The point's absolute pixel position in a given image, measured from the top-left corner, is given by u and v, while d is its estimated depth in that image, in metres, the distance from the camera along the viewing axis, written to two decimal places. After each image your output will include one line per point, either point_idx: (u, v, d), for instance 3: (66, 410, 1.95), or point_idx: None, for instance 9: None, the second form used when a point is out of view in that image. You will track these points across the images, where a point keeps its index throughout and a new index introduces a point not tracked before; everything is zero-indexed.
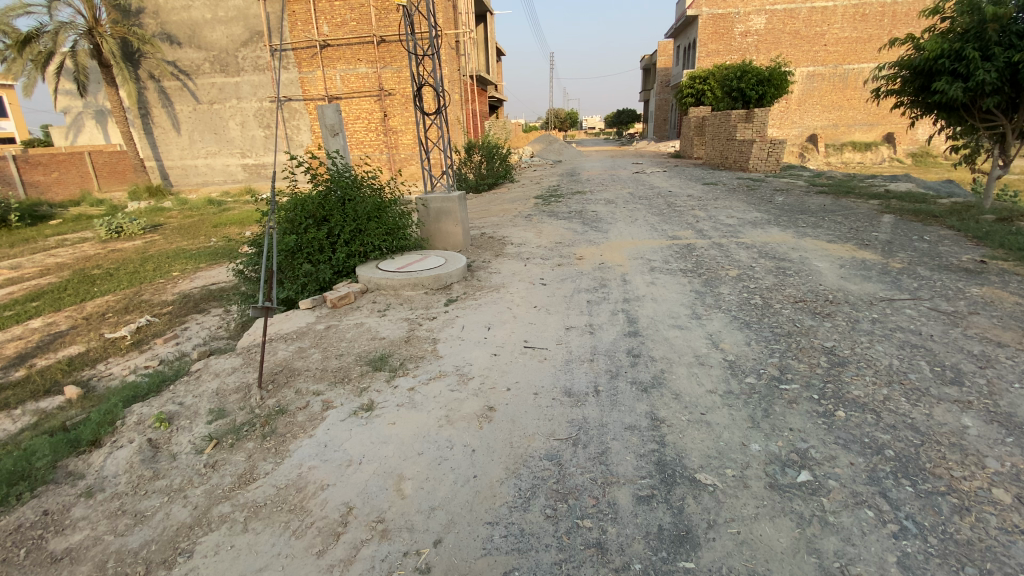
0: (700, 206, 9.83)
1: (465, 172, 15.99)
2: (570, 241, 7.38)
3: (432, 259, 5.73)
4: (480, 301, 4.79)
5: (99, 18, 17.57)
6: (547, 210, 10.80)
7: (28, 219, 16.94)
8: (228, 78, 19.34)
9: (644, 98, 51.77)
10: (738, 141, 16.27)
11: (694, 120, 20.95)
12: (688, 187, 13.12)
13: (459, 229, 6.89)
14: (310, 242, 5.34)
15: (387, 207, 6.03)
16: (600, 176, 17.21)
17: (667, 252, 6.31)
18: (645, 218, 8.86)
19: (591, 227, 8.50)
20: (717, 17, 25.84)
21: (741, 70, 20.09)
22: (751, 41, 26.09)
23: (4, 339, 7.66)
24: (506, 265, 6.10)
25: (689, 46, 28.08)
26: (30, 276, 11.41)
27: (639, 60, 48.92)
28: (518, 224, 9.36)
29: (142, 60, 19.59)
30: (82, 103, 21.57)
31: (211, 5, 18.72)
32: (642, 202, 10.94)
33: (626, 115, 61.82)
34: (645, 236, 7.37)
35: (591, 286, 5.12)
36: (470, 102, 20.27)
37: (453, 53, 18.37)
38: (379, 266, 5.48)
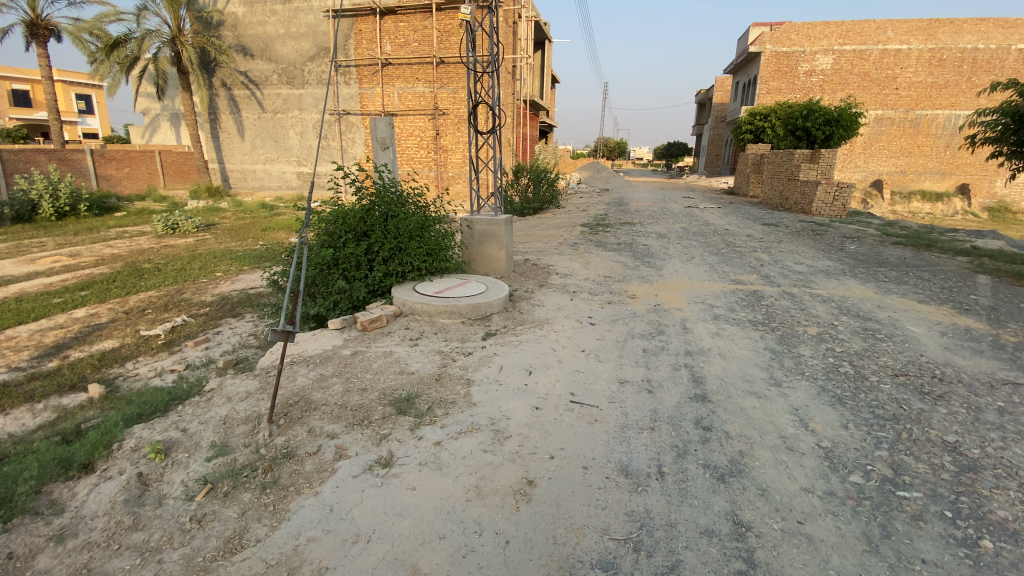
0: (761, 249, 9.14)
1: (512, 194, 15.75)
2: (621, 275, 6.86)
3: (472, 285, 5.31)
4: (523, 338, 4.32)
5: (183, 29, 18.70)
6: (595, 239, 10.32)
7: (96, 210, 17.77)
8: (293, 90, 20.01)
9: (698, 131, 51.01)
10: (800, 182, 15.41)
11: (752, 157, 20.17)
12: (746, 226, 12.37)
13: (503, 254, 6.50)
14: (347, 257, 5.05)
15: (432, 226, 5.67)
16: (650, 207, 16.64)
17: (731, 298, 5.70)
18: (703, 257, 8.26)
19: (642, 262, 7.96)
20: (781, 54, 24.98)
21: (807, 109, 19.15)
22: (816, 81, 25.08)
23: (47, 326, 7.71)
24: (551, 298, 5.63)
25: (749, 83, 27.38)
26: (86, 265, 11.78)
27: (695, 94, 48.35)
28: (564, 253, 8.91)
29: (217, 69, 20.59)
30: (160, 106, 22.98)
31: (285, 21, 19.53)
32: (696, 238, 10.31)
33: (677, 148, 60.95)
34: (704, 278, 6.78)
35: (647, 331, 4.59)
36: (521, 125, 20.19)
37: (510, 77, 18.35)
38: (416, 288, 5.11)
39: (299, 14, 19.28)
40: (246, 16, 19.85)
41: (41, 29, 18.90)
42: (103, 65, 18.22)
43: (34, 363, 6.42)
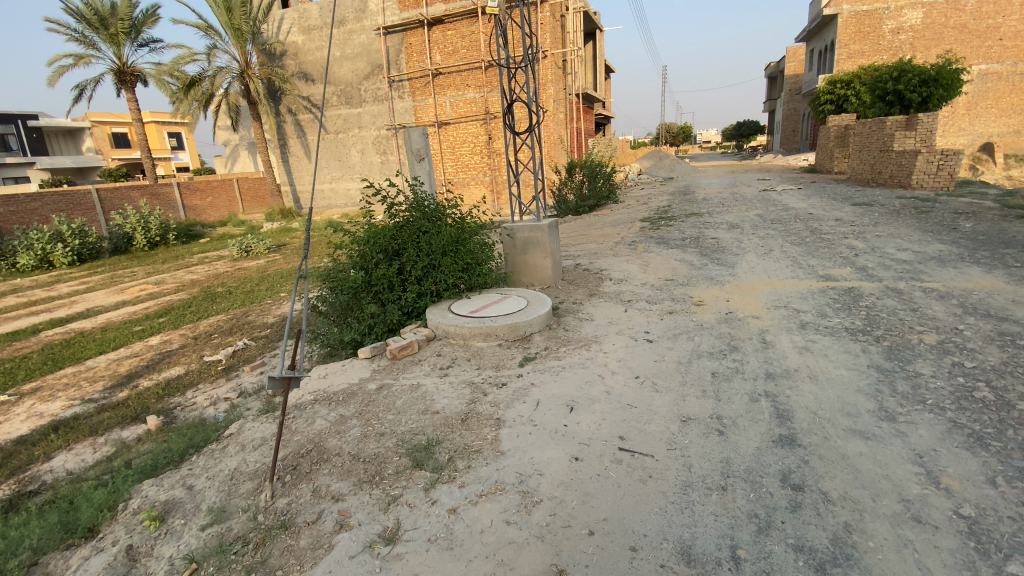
0: (852, 234, 7.95)
1: (566, 194, 15.22)
2: (685, 278, 6.11)
3: (510, 301, 4.84)
4: (569, 362, 3.77)
5: (250, 62, 19.72)
6: (656, 236, 9.51)
7: (183, 238, 19.25)
8: (352, 109, 20.61)
9: (769, 108, 47.60)
10: (895, 153, 13.58)
11: (834, 129, 18.20)
12: (833, 208, 10.95)
13: (548, 262, 6.03)
14: (379, 278, 4.75)
15: (468, 239, 5.25)
16: (719, 194, 15.40)
17: (820, 300, 4.83)
18: (783, 249, 7.29)
19: (711, 259, 7.11)
20: (862, 13, 22.41)
21: (898, 69, 16.90)
22: (905, 38, 22.19)
23: (124, 355, 8.18)
24: (602, 309, 5.06)
25: (826, 49, 24.89)
26: (168, 291, 12.65)
27: (764, 68, 45.10)
28: (620, 253, 8.21)
29: (282, 97, 21.68)
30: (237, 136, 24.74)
31: (341, 44, 20.10)
32: (774, 227, 9.21)
33: (747, 127, 56.95)
34: (785, 275, 5.90)
35: (716, 348, 3.90)
36: (574, 121, 19.48)
37: (559, 73, 17.78)
38: (451, 307, 4.71)
39: (353, 35, 19.74)
40: (305, 44, 20.68)
41: (128, 75, 20.80)
42: (183, 103, 19.61)
43: (108, 394, 6.75)
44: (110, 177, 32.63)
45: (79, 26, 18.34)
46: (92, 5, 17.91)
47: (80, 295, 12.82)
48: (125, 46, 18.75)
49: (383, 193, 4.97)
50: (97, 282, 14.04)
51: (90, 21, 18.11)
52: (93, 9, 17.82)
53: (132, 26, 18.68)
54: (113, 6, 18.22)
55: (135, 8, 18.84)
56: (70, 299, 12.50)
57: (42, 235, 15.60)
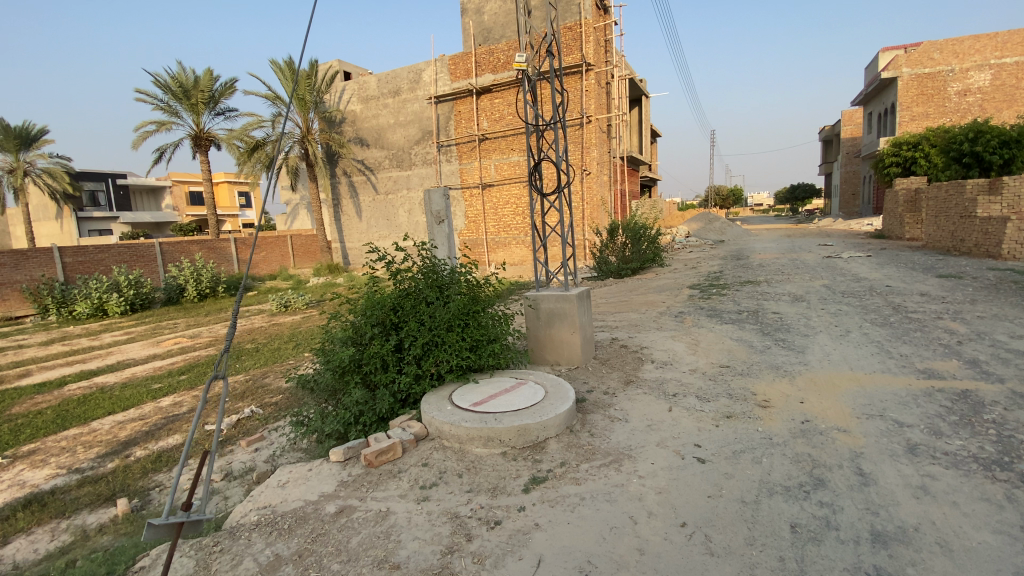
0: (947, 314, 6.68)
1: (607, 256, 14.49)
2: (744, 364, 5.08)
3: (524, 392, 3.96)
4: (589, 490, 2.85)
5: (311, 128, 20.84)
6: (708, 306, 8.50)
7: (232, 291, 19.72)
8: (402, 171, 21.12)
9: (825, 171, 46.07)
10: (978, 219, 12.12)
11: (902, 193, 16.86)
12: (915, 280, 9.61)
13: (578, 338, 5.19)
14: (371, 358, 4.03)
15: (482, 310, 4.48)
16: (777, 260, 14.23)
17: (928, 408, 3.70)
18: (865, 331, 6.12)
19: (774, 340, 6.04)
20: (923, 76, 21.36)
21: (974, 130, 15.48)
22: (973, 100, 20.88)
23: (131, 417, 7.75)
24: (640, 405, 4.11)
25: (886, 112, 23.81)
26: (198, 346, 12.51)
27: (818, 131, 44.16)
28: (665, 326, 7.26)
29: (339, 160, 22.62)
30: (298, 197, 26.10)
31: (395, 112, 20.89)
32: (846, 301, 8.00)
33: (801, 190, 55.17)
34: (873, 367, 4.77)
35: (792, 479, 2.88)
36: (618, 183, 19.05)
37: (604, 136, 17.57)
38: (453, 395, 3.90)
39: (406, 104, 20.51)
40: (363, 112, 21.63)
41: (203, 140, 22.45)
42: (247, 164, 20.68)
43: (95, 464, 6.19)
44: (181, 232, 34.96)
45: (167, 97, 20.02)
46: (178, 78, 19.62)
47: (118, 347, 12.90)
48: (203, 115, 20.26)
49: (384, 256, 4.34)
50: (139, 334, 14.19)
51: (175, 92, 19.76)
52: (179, 82, 19.50)
53: (211, 96, 20.26)
54: (196, 79, 19.88)
55: (216, 81, 20.52)
56: (107, 351, 12.58)
57: (100, 285, 16.23)
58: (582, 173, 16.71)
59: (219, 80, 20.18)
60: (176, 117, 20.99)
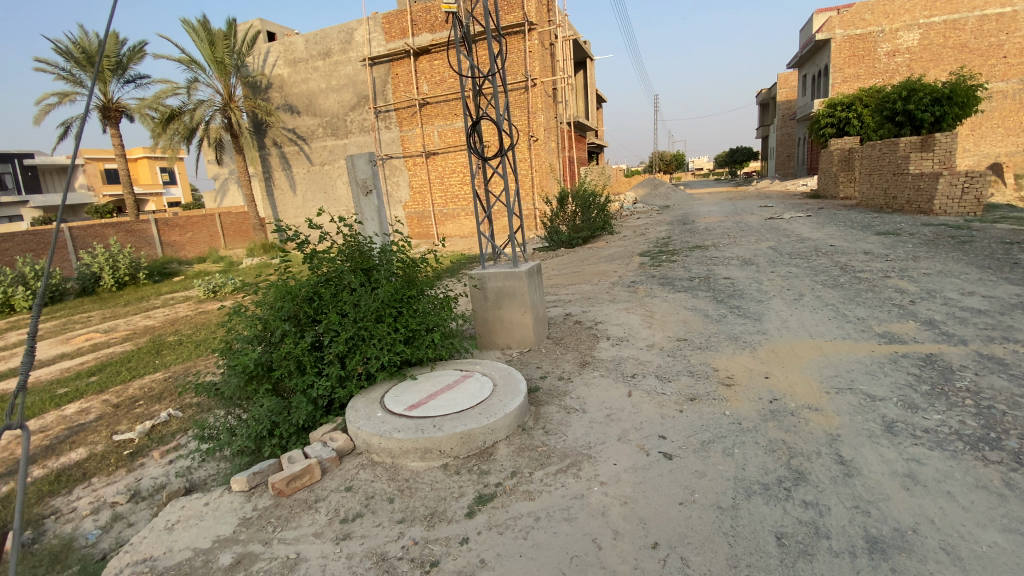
0: (893, 273, 6.71)
1: (558, 225, 14.05)
2: (703, 337, 4.79)
3: (469, 386, 3.43)
4: (545, 507, 2.42)
5: (234, 95, 18.86)
6: (660, 274, 8.23)
7: (156, 276, 17.78)
8: (338, 141, 19.61)
9: (762, 134, 47.38)
10: (911, 177, 12.49)
11: (838, 153, 17.30)
12: (856, 238, 9.79)
13: (529, 318, 4.73)
14: (284, 359, 3.41)
15: (417, 294, 3.89)
16: (722, 223, 14.30)
17: (896, 379, 3.52)
18: (819, 294, 6.01)
19: (731, 308, 5.80)
20: (855, 38, 21.87)
21: (907, 89, 15.97)
22: (901, 60, 21.52)
23: (20, 431, 6.57)
24: (598, 391, 3.71)
25: (820, 74, 24.36)
26: (112, 342, 10.92)
27: (756, 94, 45.12)
28: (619, 298, 6.93)
29: (267, 130, 20.75)
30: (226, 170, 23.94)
31: (327, 75, 19.20)
32: (796, 263, 7.97)
33: (740, 153, 56.67)
34: (834, 333, 4.60)
35: (770, 474, 2.57)
36: (567, 148, 18.54)
37: (550, 100, 16.88)
38: (385, 397, 3.35)
39: (338, 66, 18.88)
40: (290, 76, 19.79)
41: (111, 111, 19.98)
42: (165, 137, 18.52)
43: None
44: (93, 213, 31.50)
45: (68, 66, 17.50)
46: (79, 43, 17.12)
47: (15, 347, 11.22)
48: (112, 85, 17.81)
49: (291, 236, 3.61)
50: (43, 330, 12.44)
51: (79, 60, 17.25)
52: (82, 48, 17.05)
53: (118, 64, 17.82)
54: (100, 44, 17.38)
55: (121, 44, 18.04)
56: (4, 352, 10.89)
57: (3, 278, 13.95)
58: (529, 139, 16.02)
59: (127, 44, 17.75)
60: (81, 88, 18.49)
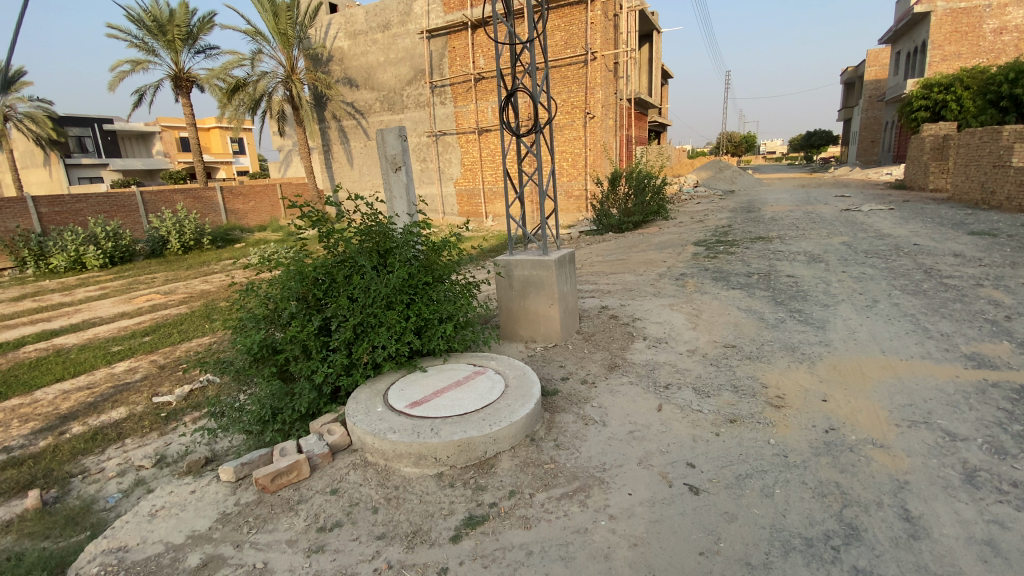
0: (988, 280, 5.80)
1: (608, 208, 13.37)
2: (753, 344, 4.27)
3: (479, 384, 3.16)
4: (539, 540, 2.11)
5: (297, 67, 19.12)
6: (714, 267, 7.59)
7: (219, 242, 18.67)
8: (394, 115, 19.56)
9: (844, 117, 43.62)
10: (1014, 171, 10.87)
11: (930, 140, 15.42)
12: (946, 237, 8.66)
13: (556, 311, 4.38)
14: (289, 341, 3.25)
15: (433, 281, 3.63)
16: (789, 213, 13.18)
17: (982, 414, 2.93)
18: (898, 301, 5.26)
19: (789, 312, 5.18)
20: (959, 11, 19.14)
21: (1016, 70, 13.86)
22: (1009, 39, 19.13)
23: (78, 385, 6.97)
24: (623, 401, 3.33)
25: (915, 51, 21.81)
26: (171, 304, 11.55)
27: (841, 73, 41.40)
28: (664, 292, 6.41)
29: (327, 103, 21.03)
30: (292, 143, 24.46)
31: (385, 49, 19.12)
32: (871, 263, 7.12)
33: (818, 138, 52.50)
34: (911, 350, 3.96)
35: (816, 526, 2.13)
36: (624, 128, 17.62)
37: (609, 76, 15.99)
38: (389, 390, 3.13)
39: (397, 39, 18.75)
40: (351, 49, 19.87)
41: (185, 81, 20.91)
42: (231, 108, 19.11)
43: (26, 442, 5.40)
44: (170, 179, 33.46)
45: (140, 33, 18.17)
46: (151, 11, 17.71)
47: (88, 303, 12.01)
48: (181, 53, 18.45)
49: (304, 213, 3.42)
50: (114, 288, 13.29)
51: (149, 28, 17.94)
52: (153, 16, 17.61)
53: (188, 33, 18.42)
54: (172, 13, 18.01)
55: (192, 15, 18.60)
56: (76, 308, 11.71)
57: (76, 237, 15.14)
58: (584, 117, 15.32)
59: (196, 13, 18.21)
60: (154, 57, 19.27)
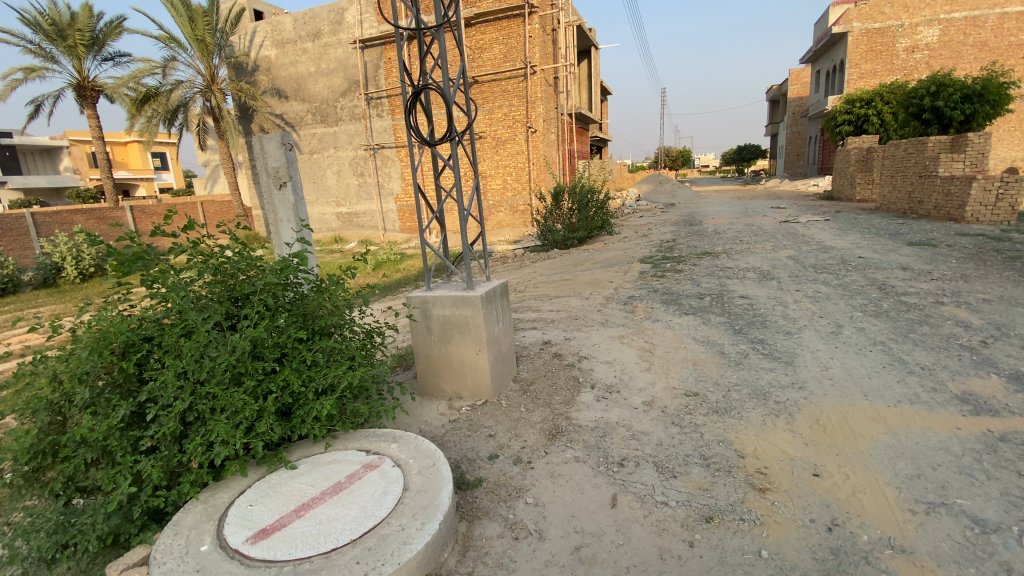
0: (945, 297, 5.50)
1: (552, 223, 12.76)
2: (718, 391, 3.59)
3: (364, 489, 2.24)
4: None
5: (217, 76, 17.39)
6: (664, 288, 7.04)
7: None
8: (327, 128, 18.18)
9: (771, 131, 45.95)
10: (939, 179, 11.13)
11: (855, 152, 15.98)
12: (887, 248, 8.59)
13: (485, 359, 3.52)
14: (81, 440, 2.20)
15: (311, 341, 2.69)
16: (732, 225, 13.09)
17: (1006, 489, 2.33)
18: (864, 325, 4.79)
19: (752, 342, 4.59)
20: (873, 32, 20.24)
21: (935, 84, 14.62)
22: (920, 57, 20.08)
23: None
24: (566, 493, 2.49)
25: (834, 69, 22.92)
26: None
27: (766, 91, 43.70)
28: (612, 320, 5.72)
29: (253, 115, 19.32)
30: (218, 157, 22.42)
31: (316, 58, 17.78)
32: (823, 278, 6.80)
33: (748, 151, 55.13)
34: (900, 392, 3.38)
35: None
36: (567, 142, 17.24)
37: (550, 90, 15.57)
38: (228, 510, 2.15)
39: (329, 49, 17.49)
40: (278, 58, 18.29)
41: (89, 90, 18.63)
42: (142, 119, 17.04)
43: None
44: (77, 198, 29.98)
45: (39, 39, 15.37)
46: (47, 14, 14.64)
47: None
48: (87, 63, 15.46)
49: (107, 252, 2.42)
50: None
51: (46, 33, 14.89)
52: (50, 20, 14.62)
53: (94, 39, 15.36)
54: (73, 16, 14.93)
55: (99, 18, 15.57)
56: None
57: None
58: (527, 131, 14.73)
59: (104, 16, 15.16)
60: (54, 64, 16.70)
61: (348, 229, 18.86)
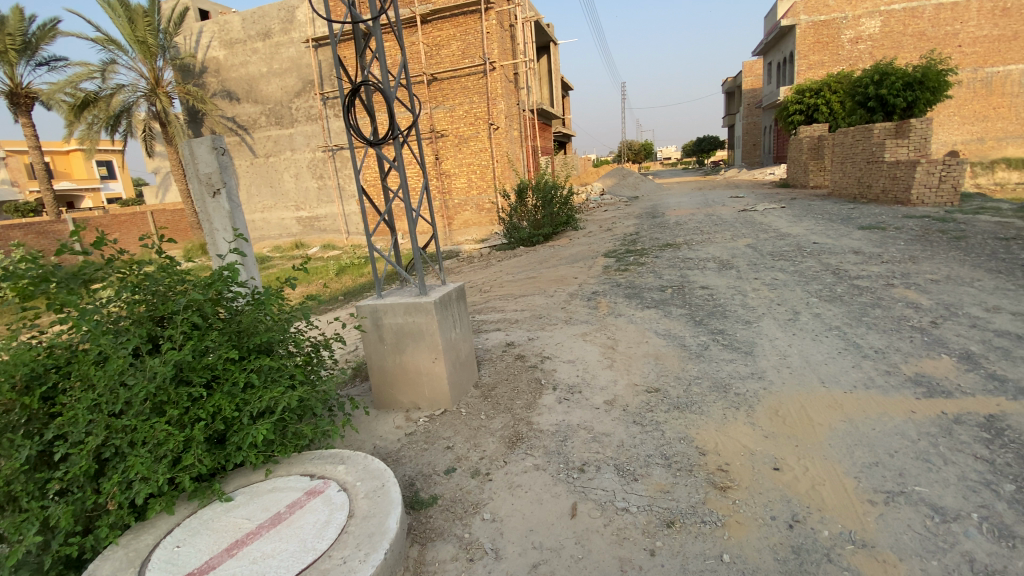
0: (895, 279, 5.66)
1: (517, 221, 12.65)
2: (680, 385, 3.55)
3: (306, 520, 2.08)
4: None
5: (162, 79, 16.53)
6: (628, 282, 7.02)
7: None
8: (283, 130, 17.54)
9: (728, 122, 47.05)
10: (886, 164, 11.55)
11: (807, 140, 16.47)
12: (840, 233, 8.83)
13: (442, 367, 3.37)
14: None
15: (246, 360, 2.49)
16: (693, 216, 13.27)
17: (960, 473, 2.35)
18: (822, 311, 4.85)
19: (713, 333, 4.59)
20: (820, 24, 20.96)
21: (878, 73, 15.20)
22: (864, 48, 20.82)
23: None
24: (526, 505, 2.38)
25: (785, 61, 23.57)
26: None
27: (722, 83, 44.69)
28: (576, 317, 5.65)
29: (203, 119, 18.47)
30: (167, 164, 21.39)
31: (268, 58, 17.13)
32: (780, 265, 6.91)
33: (707, 142, 56.38)
34: (856, 377, 3.41)
35: None
36: (530, 138, 17.16)
37: (511, 86, 15.44)
38: (152, 554, 1.96)
39: (281, 49, 16.88)
40: (227, 59, 17.52)
41: (21, 96, 17.43)
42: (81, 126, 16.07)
43: None
44: (13, 211, 28.11)
45: None
46: None
47: None
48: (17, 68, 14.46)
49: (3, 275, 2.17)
50: None
51: None
52: None
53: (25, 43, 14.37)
54: None
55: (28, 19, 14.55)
56: None
57: None
58: (489, 128, 14.58)
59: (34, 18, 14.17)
60: None
61: (309, 234, 18.26)
